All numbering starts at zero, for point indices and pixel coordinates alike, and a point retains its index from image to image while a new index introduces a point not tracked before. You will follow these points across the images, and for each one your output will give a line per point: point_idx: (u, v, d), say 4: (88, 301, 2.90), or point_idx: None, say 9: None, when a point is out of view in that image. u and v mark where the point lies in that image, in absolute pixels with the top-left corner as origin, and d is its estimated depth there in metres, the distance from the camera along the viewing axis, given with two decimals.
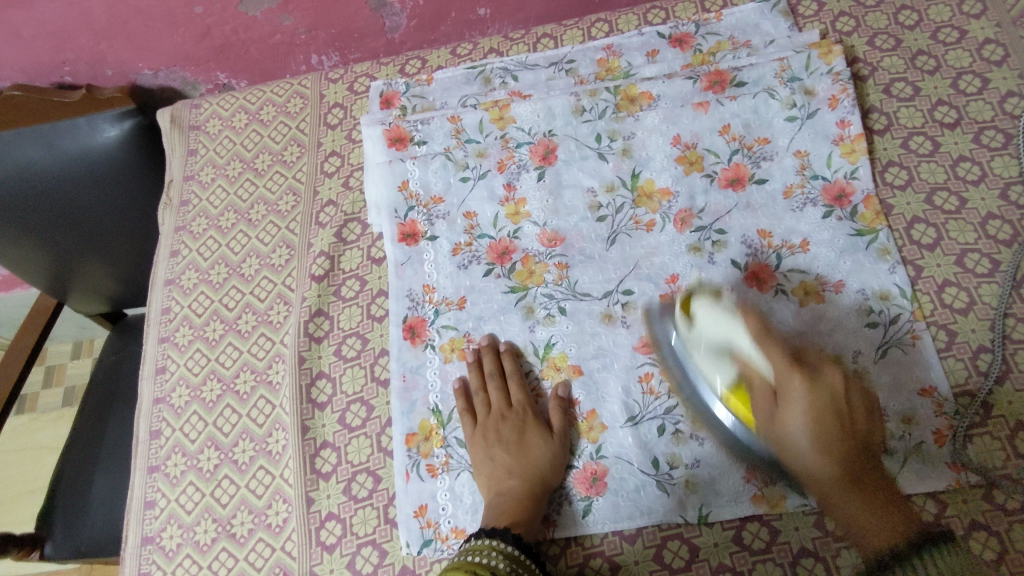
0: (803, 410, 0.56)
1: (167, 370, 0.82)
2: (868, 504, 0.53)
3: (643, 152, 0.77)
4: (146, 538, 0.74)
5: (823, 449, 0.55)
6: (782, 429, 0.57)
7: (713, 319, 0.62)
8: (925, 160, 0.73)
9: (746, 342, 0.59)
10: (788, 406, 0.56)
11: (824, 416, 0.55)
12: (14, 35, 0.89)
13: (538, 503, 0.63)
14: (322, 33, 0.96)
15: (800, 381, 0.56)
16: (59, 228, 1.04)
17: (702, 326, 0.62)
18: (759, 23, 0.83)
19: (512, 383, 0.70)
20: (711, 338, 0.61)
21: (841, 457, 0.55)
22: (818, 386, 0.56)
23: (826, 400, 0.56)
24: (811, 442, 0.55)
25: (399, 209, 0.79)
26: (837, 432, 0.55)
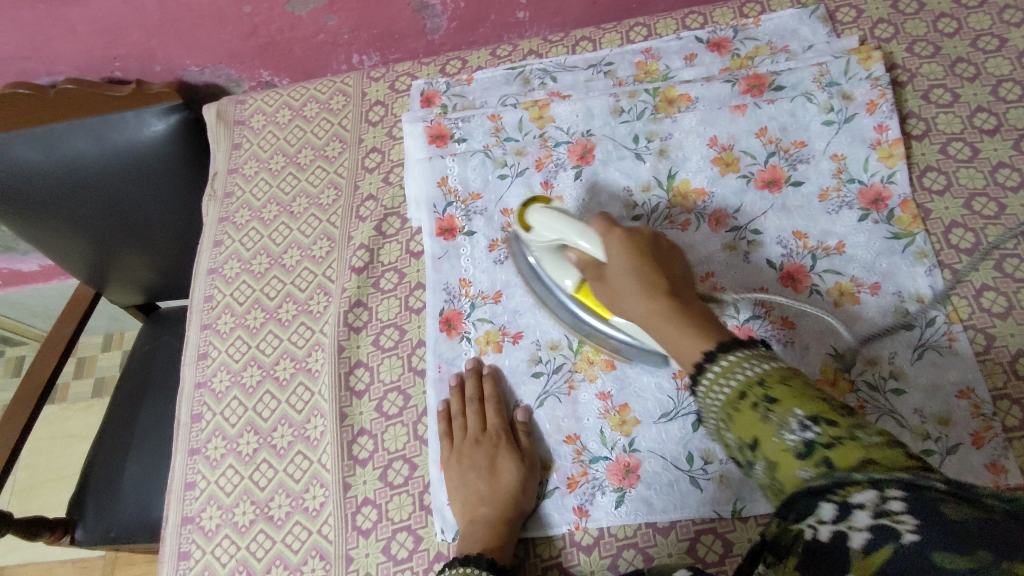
0: (625, 252, 0.58)
1: (208, 356, 0.85)
2: (693, 326, 0.53)
3: (680, 153, 0.78)
4: (186, 518, 0.76)
5: (643, 286, 0.56)
6: (614, 290, 0.59)
7: (543, 220, 0.64)
8: (963, 165, 0.74)
9: (576, 234, 0.61)
10: (610, 261, 0.59)
11: (640, 254, 0.58)
12: (71, 31, 0.93)
13: (511, 530, 0.64)
14: (364, 33, 0.98)
15: (618, 233, 0.59)
16: (104, 217, 1.08)
17: (541, 230, 0.64)
18: (798, 28, 0.84)
19: (491, 406, 0.70)
20: (546, 236, 0.64)
21: (659, 286, 0.56)
22: (632, 235, 0.59)
23: (638, 242, 0.59)
24: (637, 281, 0.56)
25: (438, 204, 0.81)
26: (654, 266, 0.57)
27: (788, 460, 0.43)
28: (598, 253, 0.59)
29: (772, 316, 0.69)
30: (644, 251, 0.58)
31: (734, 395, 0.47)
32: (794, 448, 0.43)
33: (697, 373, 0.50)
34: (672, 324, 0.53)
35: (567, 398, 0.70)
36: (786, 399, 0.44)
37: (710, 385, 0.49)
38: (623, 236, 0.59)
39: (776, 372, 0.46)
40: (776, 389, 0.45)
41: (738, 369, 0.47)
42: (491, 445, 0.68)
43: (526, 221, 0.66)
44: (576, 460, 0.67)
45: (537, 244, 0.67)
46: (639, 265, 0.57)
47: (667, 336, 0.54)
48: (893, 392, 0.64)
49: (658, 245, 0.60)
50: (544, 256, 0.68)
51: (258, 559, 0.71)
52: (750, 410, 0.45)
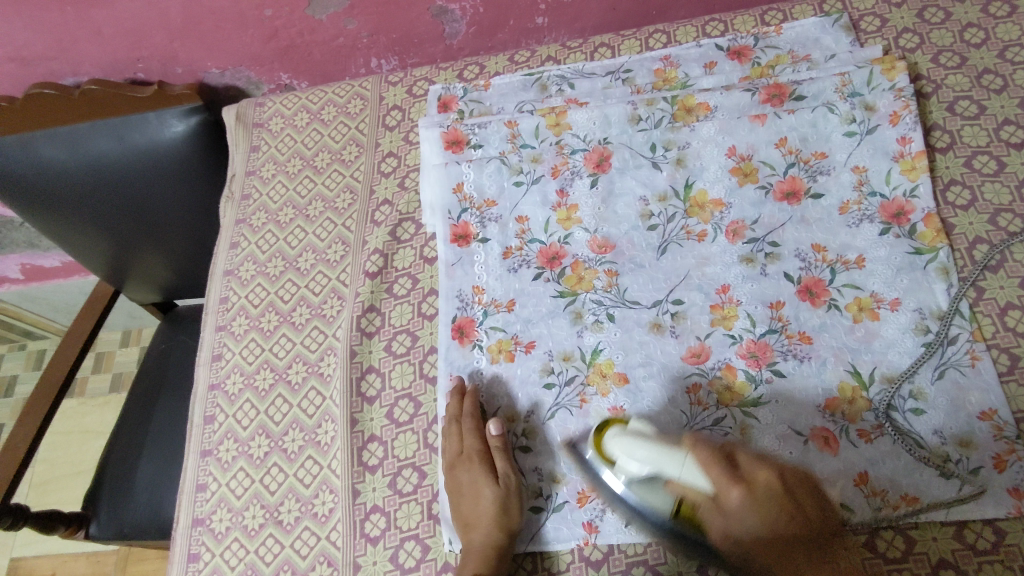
0: (753, 512, 0.55)
1: (222, 358, 0.85)
2: None
3: (698, 163, 0.77)
4: (197, 520, 0.76)
5: (778, 547, 0.55)
6: (736, 539, 0.56)
7: (630, 452, 0.58)
8: (989, 179, 0.72)
9: (678, 471, 0.56)
10: (736, 523, 0.55)
11: (768, 515, 0.55)
12: (96, 33, 0.94)
13: (503, 549, 0.63)
14: (383, 37, 0.98)
15: (737, 490, 0.55)
16: (125, 216, 1.09)
17: (624, 462, 0.58)
18: (820, 37, 0.83)
19: (467, 426, 0.69)
20: (636, 467, 0.58)
21: (803, 551, 0.55)
22: (756, 492, 0.55)
23: (763, 500, 0.55)
24: (775, 562, 0.55)
25: (453, 210, 0.80)
26: (785, 512, 0.55)
27: None
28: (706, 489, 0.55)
29: (789, 331, 0.68)
30: (774, 500, 0.55)
31: None
32: None
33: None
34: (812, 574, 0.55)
35: (578, 411, 0.69)
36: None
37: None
38: (745, 495, 0.55)
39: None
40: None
41: None
42: (468, 468, 0.67)
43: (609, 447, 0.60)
44: None
45: (629, 477, 0.59)
46: (773, 523, 0.55)
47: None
48: (912, 412, 0.63)
49: (777, 478, 0.57)
50: (622, 487, 0.60)
51: (267, 563, 0.71)
52: None
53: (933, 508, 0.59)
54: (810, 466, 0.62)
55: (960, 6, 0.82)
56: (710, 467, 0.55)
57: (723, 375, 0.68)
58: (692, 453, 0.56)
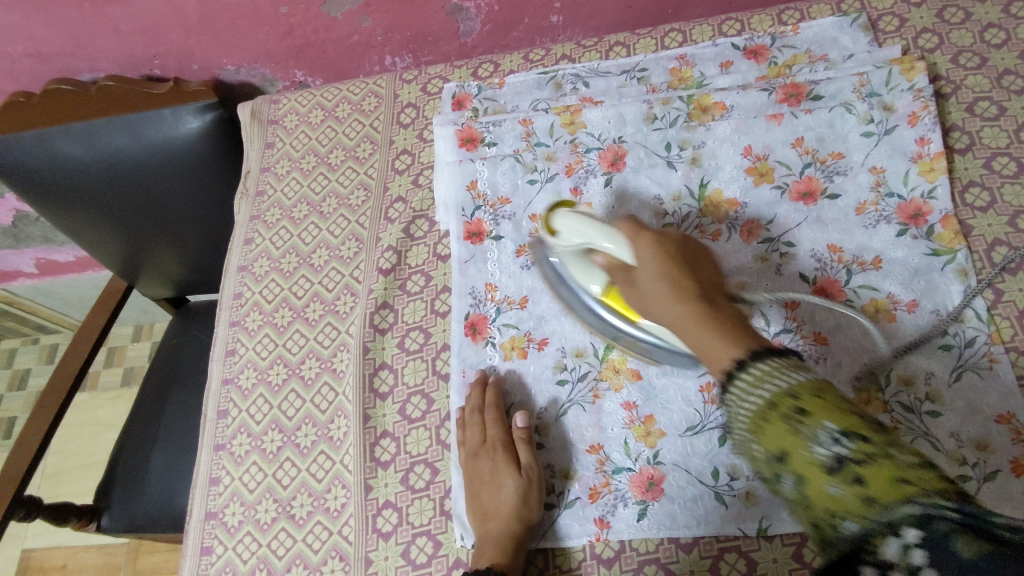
0: (653, 258, 0.58)
1: (236, 353, 0.85)
2: (731, 328, 0.51)
3: (713, 162, 0.77)
4: (209, 513, 0.76)
5: (673, 288, 0.56)
6: (642, 290, 0.59)
7: (567, 221, 0.66)
8: (1008, 181, 0.71)
9: (603, 237, 0.62)
10: (640, 264, 0.59)
11: (668, 258, 0.58)
12: (113, 29, 0.95)
13: (519, 542, 0.63)
14: (397, 35, 0.98)
15: (646, 236, 0.60)
16: (138, 211, 1.09)
17: (564, 233, 0.66)
18: (838, 36, 0.82)
19: (491, 415, 0.69)
20: (572, 243, 0.66)
21: (692, 292, 0.55)
22: (661, 238, 0.60)
23: (672, 252, 0.59)
24: (664, 282, 0.56)
25: (467, 208, 0.80)
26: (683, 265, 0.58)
27: (816, 475, 0.40)
28: (625, 252, 0.61)
29: (804, 331, 0.68)
30: (674, 252, 0.59)
31: (765, 404, 0.44)
32: (823, 461, 0.40)
33: (731, 374, 0.47)
34: (699, 325, 0.52)
35: (591, 407, 0.69)
36: (818, 409, 0.41)
37: (738, 396, 0.46)
38: (654, 243, 0.60)
39: (810, 385, 0.43)
40: (806, 399, 0.42)
41: (770, 373, 0.45)
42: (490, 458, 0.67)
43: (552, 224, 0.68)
44: (599, 470, 0.66)
45: (568, 253, 0.67)
46: (670, 267, 0.57)
47: (700, 341, 0.52)
48: (928, 415, 0.62)
49: (688, 248, 0.61)
50: (571, 263, 0.68)
51: (278, 557, 0.71)
52: (777, 421, 0.43)
53: None
54: None
55: (980, 6, 0.82)
56: (622, 227, 0.62)
57: None
58: (619, 224, 0.63)
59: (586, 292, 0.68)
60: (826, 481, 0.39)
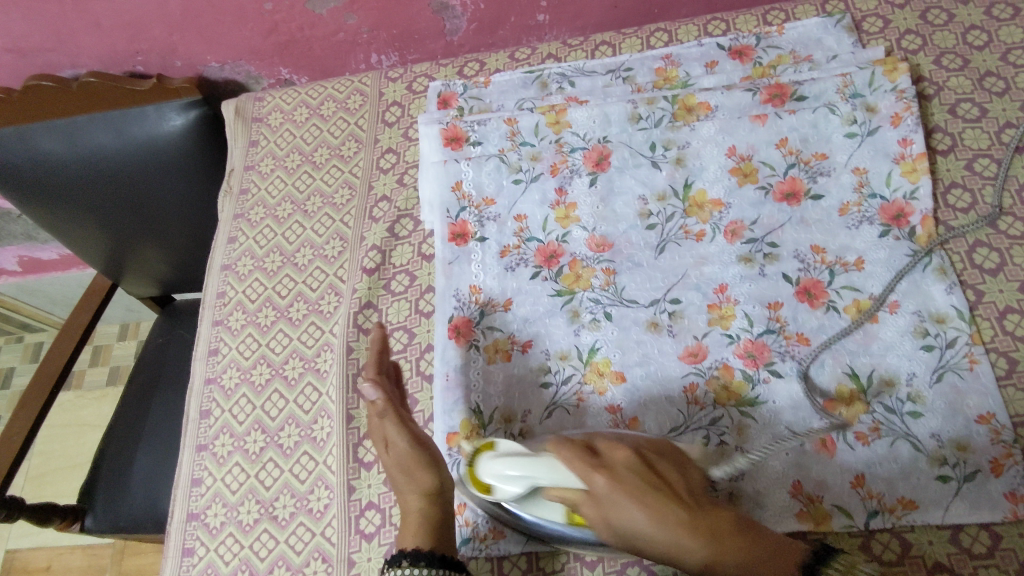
0: (624, 496, 0.54)
1: (219, 353, 0.85)
2: (750, 559, 0.51)
3: (697, 162, 0.77)
4: (191, 514, 0.76)
5: (662, 520, 0.52)
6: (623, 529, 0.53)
7: (500, 462, 0.61)
8: (990, 182, 0.72)
9: (544, 476, 0.58)
10: (609, 505, 0.54)
11: (641, 494, 0.53)
12: (95, 25, 0.94)
13: (438, 503, 0.63)
14: (383, 33, 0.98)
15: (600, 474, 0.55)
16: (123, 209, 1.08)
17: (501, 485, 0.60)
18: (822, 37, 0.82)
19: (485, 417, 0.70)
20: (510, 488, 0.60)
21: (687, 523, 0.52)
22: (616, 471, 0.55)
23: (633, 479, 0.55)
24: (646, 516, 0.52)
25: (451, 209, 0.80)
26: (657, 491, 0.54)
27: None
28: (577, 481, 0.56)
29: (788, 332, 0.68)
30: (638, 481, 0.54)
31: None
32: None
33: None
34: (717, 558, 0.51)
35: (575, 410, 0.69)
36: None
37: None
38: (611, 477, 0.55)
39: None
40: None
41: None
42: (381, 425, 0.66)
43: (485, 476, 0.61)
44: None
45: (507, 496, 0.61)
46: (649, 506, 0.53)
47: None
48: (910, 415, 0.62)
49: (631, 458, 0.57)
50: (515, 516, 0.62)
51: (261, 559, 0.71)
52: None
53: (928, 511, 0.59)
54: (808, 468, 0.62)
55: (963, 8, 0.82)
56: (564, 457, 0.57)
57: (720, 374, 0.67)
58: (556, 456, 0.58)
59: (540, 518, 0.62)
60: None
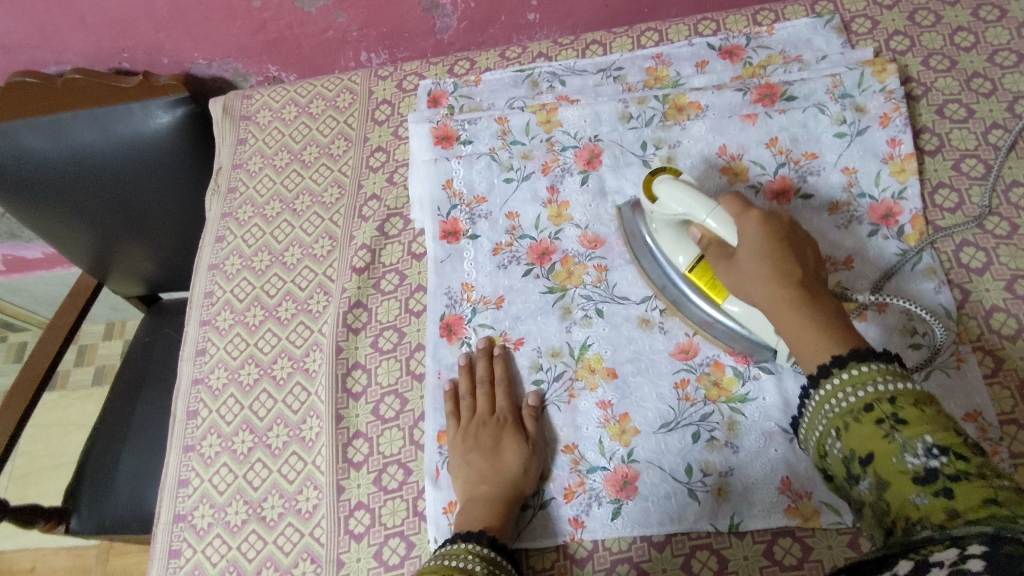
0: (764, 245, 0.55)
1: (206, 353, 0.84)
2: (826, 331, 0.51)
3: (688, 161, 0.77)
4: (178, 516, 0.75)
5: (778, 274, 0.54)
6: (741, 282, 0.57)
7: (669, 196, 0.63)
8: (976, 182, 0.72)
9: (704, 209, 0.60)
10: (742, 243, 0.57)
11: (777, 247, 0.55)
12: (80, 21, 0.93)
13: (510, 505, 0.64)
14: (373, 31, 0.97)
15: (754, 220, 0.57)
16: (107, 208, 1.07)
17: (664, 200, 0.63)
18: (812, 38, 0.83)
19: (498, 389, 0.70)
20: (673, 211, 0.63)
21: (795, 277, 0.54)
22: (770, 223, 0.57)
23: (779, 238, 0.56)
24: (766, 266, 0.55)
25: (442, 206, 0.80)
26: (792, 257, 0.55)
27: (903, 481, 0.43)
28: (731, 237, 0.58)
29: None
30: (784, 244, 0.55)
31: (860, 404, 0.47)
32: (911, 470, 0.42)
33: (821, 375, 0.50)
34: (802, 324, 0.52)
35: (566, 406, 0.69)
36: (915, 421, 0.44)
37: (835, 393, 0.49)
38: (761, 226, 0.56)
39: (910, 394, 0.45)
40: (905, 408, 0.45)
41: (871, 377, 0.47)
42: (498, 427, 0.67)
43: (656, 192, 0.65)
44: (573, 470, 0.66)
45: (660, 222, 0.67)
46: (776, 252, 0.55)
47: (795, 334, 0.53)
48: None
49: (796, 228, 0.58)
50: (662, 231, 0.68)
51: (249, 560, 0.70)
52: (872, 422, 0.46)
53: None
54: (796, 464, 0.62)
55: (951, 10, 0.83)
56: (731, 206, 0.59)
57: (711, 371, 0.67)
58: (724, 200, 0.60)
59: (672, 262, 0.68)
60: (912, 488, 0.42)
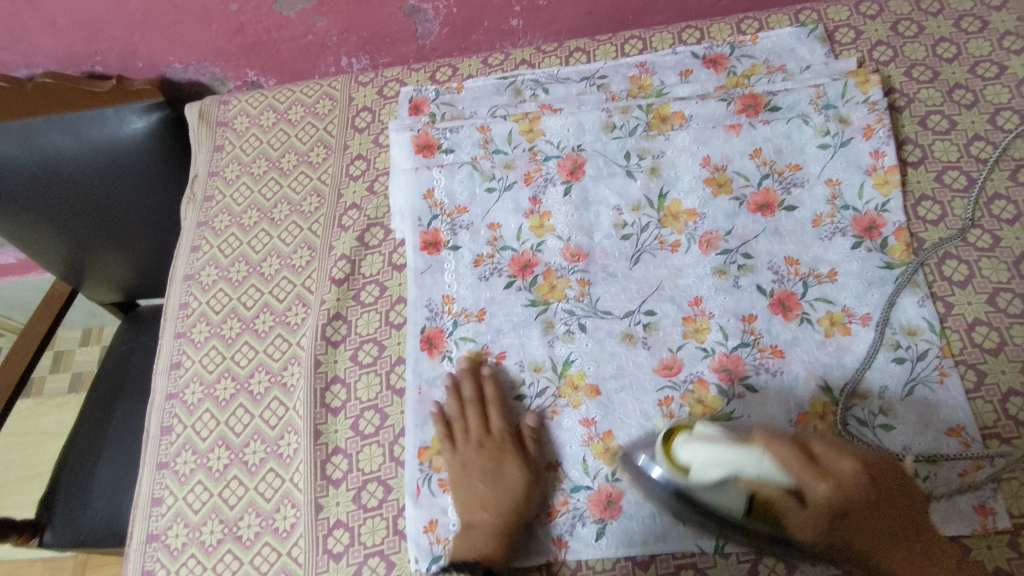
0: (847, 494, 0.53)
1: (182, 366, 0.82)
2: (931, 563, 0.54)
3: (672, 172, 0.76)
4: (152, 535, 0.73)
5: (865, 517, 0.54)
6: (821, 529, 0.54)
7: (710, 456, 0.54)
8: (959, 195, 0.72)
9: (753, 464, 0.53)
10: (820, 507, 0.53)
11: (851, 506, 0.54)
12: (50, 23, 0.90)
13: (512, 532, 0.63)
14: (354, 35, 0.96)
15: (822, 484, 0.53)
16: (79, 215, 1.04)
17: (702, 466, 0.54)
18: (796, 47, 0.82)
19: (490, 410, 0.68)
20: (708, 471, 0.54)
21: (886, 522, 0.54)
22: (839, 482, 0.53)
23: (851, 486, 0.53)
24: (850, 522, 0.54)
25: (423, 217, 0.78)
26: (868, 498, 0.54)
27: None
28: (789, 480, 0.53)
29: (762, 344, 0.67)
30: (866, 493, 0.54)
31: None
32: None
33: None
34: (911, 545, 0.54)
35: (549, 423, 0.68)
36: None
37: None
38: (830, 487, 0.53)
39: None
40: None
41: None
42: (497, 450, 0.66)
43: (682, 453, 0.56)
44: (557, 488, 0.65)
45: (699, 486, 0.55)
46: (851, 501, 0.53)
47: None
48: (882, 428, 0.62)
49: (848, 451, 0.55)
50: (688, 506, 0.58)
51: None
52: None
53: None
54: None
55: (934, 20, 0.83)
56: (795, 466, 0.53)
57: (695, 389, 0.66)
58: (772, 449, 0.53)
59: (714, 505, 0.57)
60: None
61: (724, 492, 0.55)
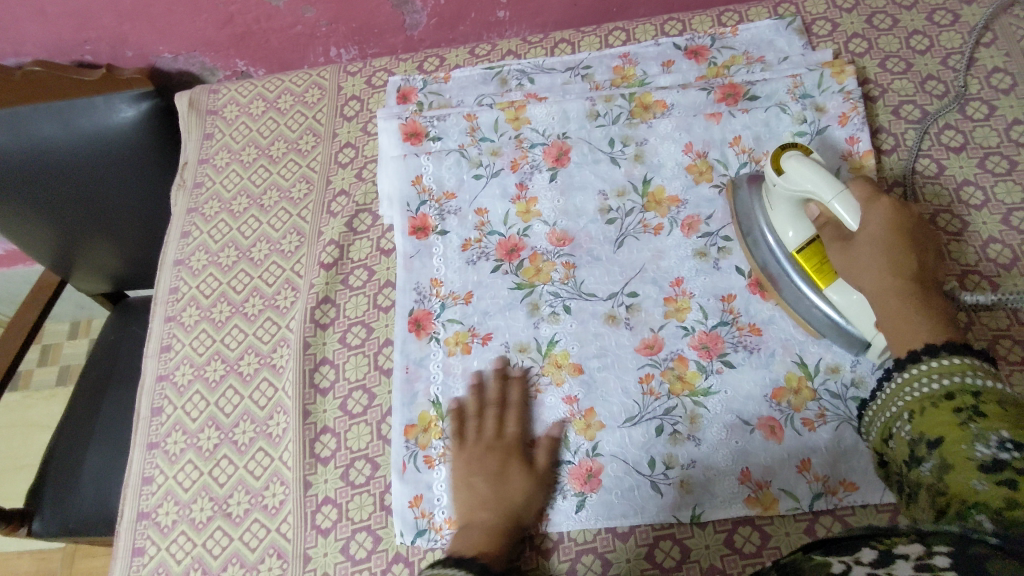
0: (891, 237, 0.58)
1: (171, 349, 0.83)
2: (930, 322, 0.55)
3: (655, 159, 0.78)
4: (142, 513, 0.74)
5: (894, 262, 0.58)
6: (859, 256, 0.60)
7: (799, 170, 0.63)
8: (930, 181, 0.75)
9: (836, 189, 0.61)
10: (865, 229, 0.59)
11: (902, 239, 0.58)
12: (39, 12, 0.91)
13: (509, 534, 0.62)
14: (342, 26, 0.97)
15: (883, 208, 0.59)
16: (68, 204, 1.05)
17: (791, 174, 0.63)
18: (774, 39, 0.85)
19: (511, 415, 0.68)
20: (796, 185, 0.63)
21: (908, 272, 0.57)
22: (898, 211, 0.60)
23: (904, 230, 0.59)
24: (885, 256, 0.58)
25: (411, 203, 0.80)
26: (914, 247, 0.59)
27: (967, 468, 0.45)
28: (852, 220, 0.60)
29: (740, 323, 0.69)
30: (909, 236, 0.59)
31: (941, 392, 0.51)
32: (980, 460, 0.44)
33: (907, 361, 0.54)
34: (909, 308, 0.56)
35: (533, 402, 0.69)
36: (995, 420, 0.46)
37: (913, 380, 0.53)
38: (890, 215, 0.59)
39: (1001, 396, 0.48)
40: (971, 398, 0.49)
41: (958, 370, 0.51)
42: (507, 452, 0.65)
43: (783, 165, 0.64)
44: None
45: (781, 199, 0.66)
46: (897, 245, 0.58)
47: (893, 311, 0.57)
48: (853, 401, 0.64)
49: (922, 226, 0.61)
50: (777, 207, 0.67)
51: (214, 556, 0.70)
52: (950, 410, 0.49)
53: (869, 492, 0.61)
54: (756, 454, 0.64)
55: (908, 14, 0.85)
56: (863, 193, 0.61)
57: (675, 366, 0.68)
58: (853, 183, 0.62)
59: (780, 238, 0.68)
60: (975, 476, 0.44)
61: (800, 234, 0.66)
